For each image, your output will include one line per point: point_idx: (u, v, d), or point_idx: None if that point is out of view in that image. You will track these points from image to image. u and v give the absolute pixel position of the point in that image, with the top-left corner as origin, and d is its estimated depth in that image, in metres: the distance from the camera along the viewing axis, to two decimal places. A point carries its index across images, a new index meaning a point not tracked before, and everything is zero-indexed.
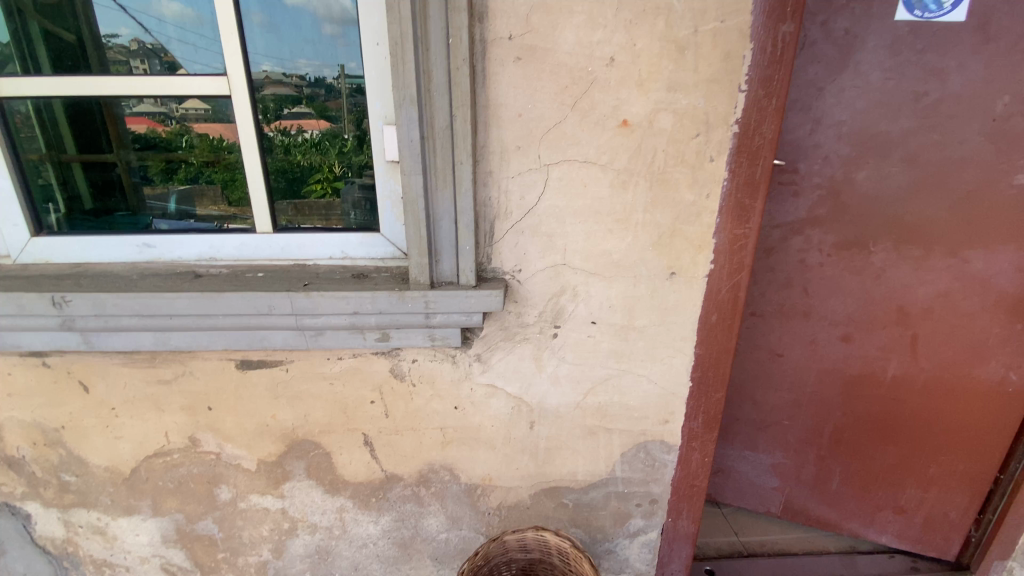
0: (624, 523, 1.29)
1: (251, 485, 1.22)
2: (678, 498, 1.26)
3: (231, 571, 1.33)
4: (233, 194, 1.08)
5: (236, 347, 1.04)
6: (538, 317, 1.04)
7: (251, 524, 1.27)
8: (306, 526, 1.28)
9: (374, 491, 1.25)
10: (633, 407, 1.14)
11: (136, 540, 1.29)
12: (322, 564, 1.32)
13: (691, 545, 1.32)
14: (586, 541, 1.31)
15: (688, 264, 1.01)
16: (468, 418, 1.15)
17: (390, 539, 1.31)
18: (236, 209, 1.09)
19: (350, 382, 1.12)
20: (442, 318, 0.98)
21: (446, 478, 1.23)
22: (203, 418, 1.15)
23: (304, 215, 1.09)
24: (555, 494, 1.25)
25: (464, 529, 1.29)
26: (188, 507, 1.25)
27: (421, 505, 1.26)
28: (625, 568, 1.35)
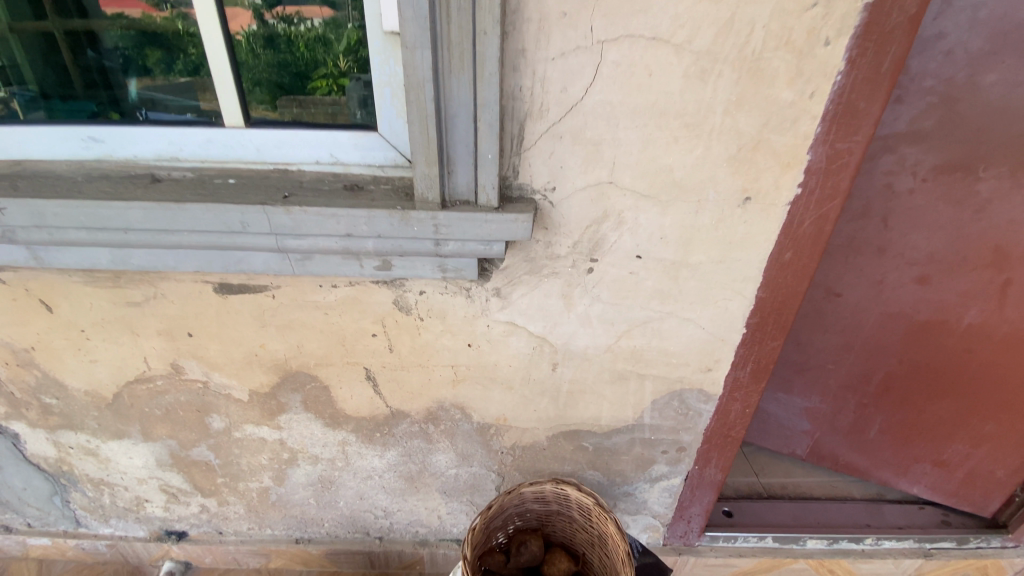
0: (646, 468, 1.19)
1: (245, 415, 1.13)
2: (709, 447, 1.14)
3: (233, 493, 1.29)
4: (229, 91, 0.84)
5: (210, 270, 0.87)
6: (571, 248, 0.85)
7: (249, 452, 1.20)
8: (307, 456, 1.21)
9: (378, 426, 1.14)
10: (672, 352, 0.98)
11: (132, 463, 1.22)
12: (326, 491, 1.29)
13: (715, 492, 1.23)
14: (603, 484, 1.23)
15: (769, 184, 0.79)
16: (483, 357, 1.00)
17: (396, 473, 1.24)
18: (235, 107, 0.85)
19: (348, 313, 0.96)
20: (454, 246, 0.79)
21: (456, 417, 1.11)
22: (184, 345, 1.02)
23: (283, 110, 0.86)
24: (575, 437, 1.13)
25: (475, 466, 1.21)
26: (180, 434, 1.16)
27: (429, 443, 1.17)
28: (641, 510, 1.28)
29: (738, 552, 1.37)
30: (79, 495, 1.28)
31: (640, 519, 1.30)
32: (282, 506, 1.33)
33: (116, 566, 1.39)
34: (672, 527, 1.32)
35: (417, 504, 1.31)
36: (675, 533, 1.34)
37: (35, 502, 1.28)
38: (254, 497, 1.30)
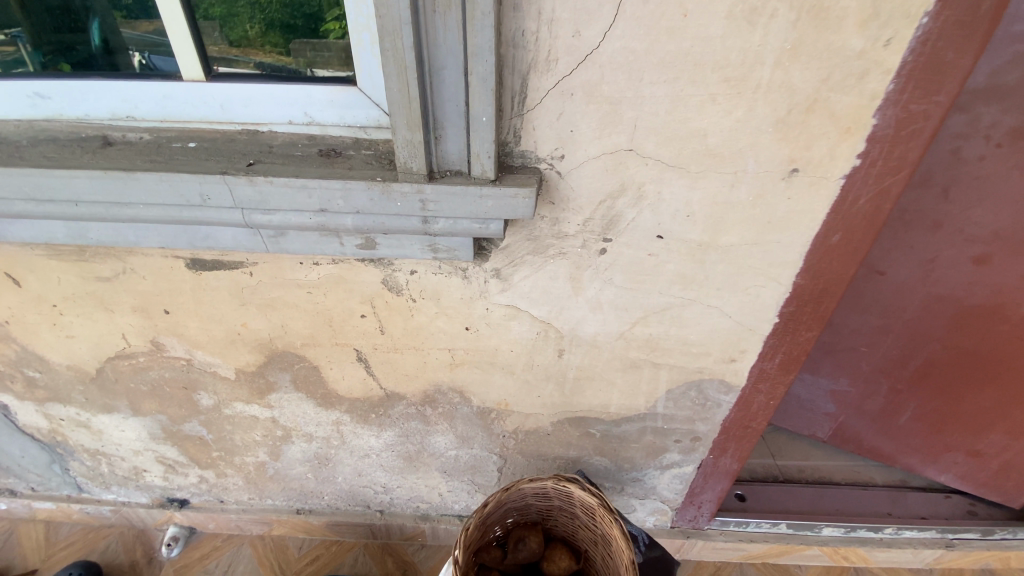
0: (657, 456, 1.11)
1: (234, 393, 1.07)
2: (726, 437, 1.06)
3: (230, 466, 1.26)
4: (232, 33, 0.71)
5: (175, 246, 0.78)
6: (582, 226, 0.74)
7: (242, 428, 1.15)
8: (301, 434, 1.16)
9: (373, 406, 1.08)
10: (692, 341, 0.88)
11: (126, 435, 1.17)
12: (323, 467, 1.25)
13: (729, 481, 1.16)
14: (611, 470, 1.16)
15: (821, 153, 0.66)
16: (482, 341, 0.91)
17: (394, 452, 1.19)
18: (237, 52, 0.73)
19: (333, 292, 0.87)
20: (443, 224, 0.69)
21: (455, 400, 1.04)
22: (162, 323, 0.95)
23: (271, 55, 0.73)
24: (581, 424, 1.05)
25: (475, 448, 1.14)
26: (170, 410, 1.11)
27: (427, 424, 1.10)
28: (649, 495, 1.22)
29: (749, 536, 1.30)
30: (78, 463, 1.25)
31: (648, 503, 1.24)
32: (280, 479, 1.30)
33: (122, 529, 1.39)
34: (681, 511, 1.26)
35: (417, 482, 1.27)
36: (683, 517, 1.27)
37: (36, 469, 1.26)
38: (251, 470, 1.27)
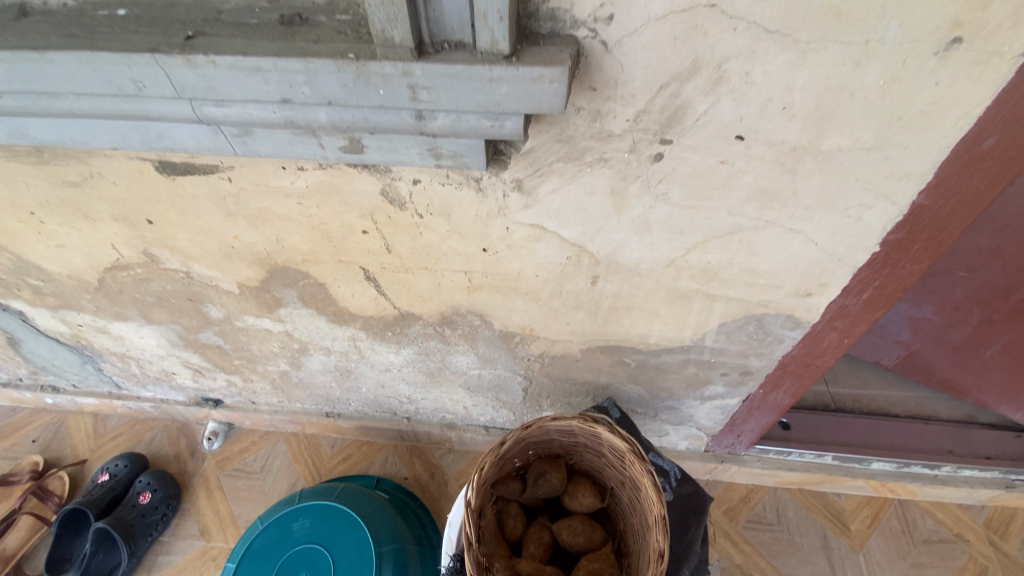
0: (699, 388, 0.98)
1: (239, 307, 0.97)
2: (783, 374, 0.93)
3: (254, 372, 1.20)
4: None
5: (131, 147, 0.65)
6: (632, 124, 0.55)
7: (258, 340, 1.06)
8: (318, 348, 1.05)
9: (389, 325, 0.94)
10: (761, 272, 0.72)
11: (146, 343, 1.15)
12: (347, 377, 1.15)
13: (776, 415, 1.05)
14: (644, 397, 1.03)
15: (1003, 13, 0.44)
16: (502, 265, 0.76)
17: (415, 368, 1.06)
18: None
19: (327, 203, 0.72)
20: (442, 120, 0.52)
21: (476, 324, 0.90)
22: (148, 234, 0.85)
23: None
24: (615, 354, 0.91)
25: (499, 369, 1.01)
26: (181, 321, 1.04)
27: (446, 344, 0.96)
28: (684, 422, 1.10)
29: (788, 465, 1.22)
30: (109, 364, 1.26)
31: (683, 430, 1.14)
32: (305, 386, 1.23)
33: (166, 423, 1.45)
34: (717, 438, 1.16)
35: (442, 394, 1.16)
36: (719, 443, 1.18)
37: (71, 369, 1.30)
38: (276, 378, 1.20)
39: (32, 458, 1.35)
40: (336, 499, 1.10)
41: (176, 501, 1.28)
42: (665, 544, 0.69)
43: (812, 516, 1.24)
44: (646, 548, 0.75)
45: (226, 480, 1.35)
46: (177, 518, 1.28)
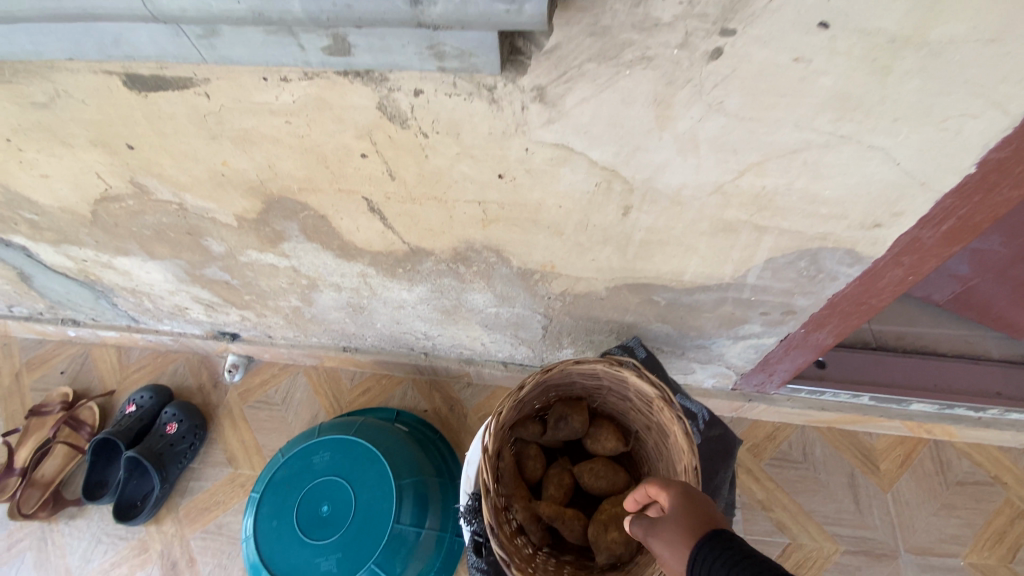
0: (733, 327, 0.90)
1: (241, 240, 0.89)
2: (829, 313, 0.84)
3: (266, 308, 1.14)
4: None
5: (87, 58, 0.56)
6: (685, 9, 0.43)
7: (265, 275, 0.99)
8: (328, 285, 0.98)
9: (398, 262, 0.85)
10: (823, 200, 0.62)
11: (153, 278, 1.10)
12: (360, 313, 1.07)
13: (816, 355, 0.97)
14: (673, 337, 0.96)
15: None
16: (521, 194, 0.66)
17: (430, 305, 0.99)
18: None
19: (318, 121, 0.62)
20: (443, 6, 0.41)
21: (492, 261, 0.81)
22: (132, 161, 0.77)
23: None
24: (643, 292, 0.83)
25: (517, 308, 0.94)
26: (184, 256, 0.99)
27: (461, 282, 0.88)
28: (714, 361, 1.03)
29: (821, 405, 1.17)
30: (122, 299, 1.24)
31: (711, 367, 1.07)
32: (319, 321, 1.16)
33: (187, 355, 1.44)
34: (747, 377, 1.09)
35: (460, 331, 1.09)
36: (749, 382, 1.11)
37: (87, 303, 1.28)
38: (288, 313, 1.13)
39: (62, 389, 1.38)
40: (355, 433, 1.09)
41: (202, 431, 1.30)
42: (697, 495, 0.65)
43: (839, 455, 1.20)
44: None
45: (250, 411, 1.35)
46: (205, 446, 1.30)
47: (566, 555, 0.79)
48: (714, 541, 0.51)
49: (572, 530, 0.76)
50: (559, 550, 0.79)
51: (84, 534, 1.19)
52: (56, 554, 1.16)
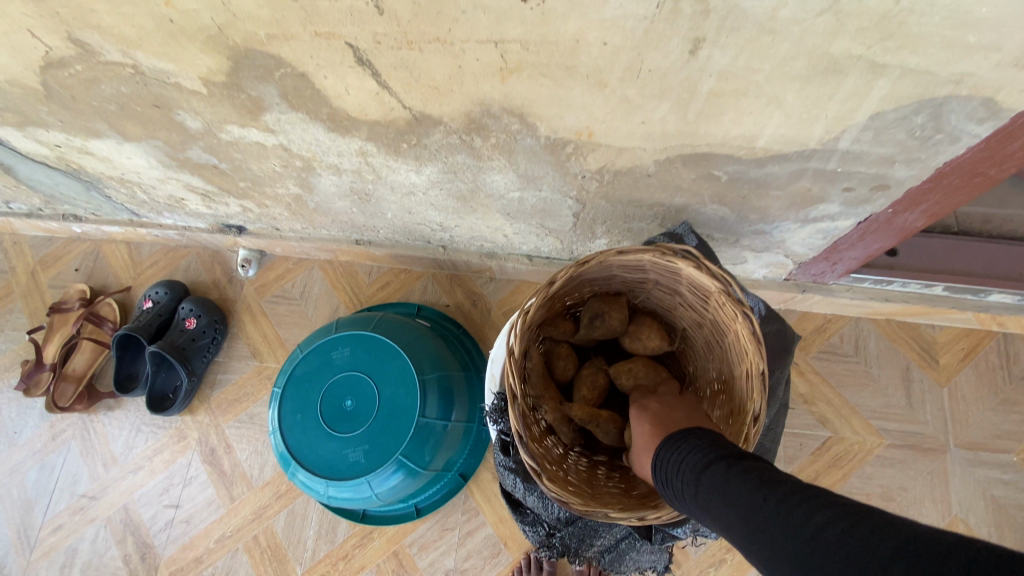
0: (804, 208, 0.76)
1: (217, 112, 0.75)
2: (930, 188, 0.69)
3: (266, 198, 1.02)
4: None
5: None
6: None
7: (254, 157, 0.86)
8: (325, 167, 0.84)
9: (401, 134, 0.71)
10: (977, 21, 0.44)
11: (137, 164, 0.98)
12: (368, 202, 0.95)
13: (896, 239, 0.83)
14: (728, 221, 0.82)
15: None
16: (552, 28, 0.50)
17: (443, 190, 0.85)
18: None
19: None
20: None
21: (514, 130, 0.66)
22: (63, 9, 0.60)
23: None
24: (701, 165, 0.67)
25: (544, 192, 0.80)
26: (161, 135, 0.85)
27: (477, 160, 0.74)
28: (771, 248, 0.90)
29: (884, 296, 1.04)
30: (115, 191, 1.14)
31: (765, 257, 0.94)
32: (326, 212, 1.04)
33: (198, 249, 1.37)
34: (805, 266, 0.96)
35: (478, 221, 0.96)
36: (806, 272, 0.99)
37: (81, 197, 1.19)
38: (290, 203, 1.02)
39: (78, 287, 1.36)
40: (374, 328, 1.03)
41: (223, 326, 1.27)
42: (763, 403, 0.59)
43: (895, 348, 1.10)
44: (736, 399, 0.67)
45: (268, 305, 1.30)
46: (227, 341, 1.28)
47: (599, 456, 0.75)
48: (667, 444, 0.59)
49: (609, 434, 0.71)
50: (592, 450, 0.76)
51: (124, 424, 1.23)
52: (100, 442, 1.22)
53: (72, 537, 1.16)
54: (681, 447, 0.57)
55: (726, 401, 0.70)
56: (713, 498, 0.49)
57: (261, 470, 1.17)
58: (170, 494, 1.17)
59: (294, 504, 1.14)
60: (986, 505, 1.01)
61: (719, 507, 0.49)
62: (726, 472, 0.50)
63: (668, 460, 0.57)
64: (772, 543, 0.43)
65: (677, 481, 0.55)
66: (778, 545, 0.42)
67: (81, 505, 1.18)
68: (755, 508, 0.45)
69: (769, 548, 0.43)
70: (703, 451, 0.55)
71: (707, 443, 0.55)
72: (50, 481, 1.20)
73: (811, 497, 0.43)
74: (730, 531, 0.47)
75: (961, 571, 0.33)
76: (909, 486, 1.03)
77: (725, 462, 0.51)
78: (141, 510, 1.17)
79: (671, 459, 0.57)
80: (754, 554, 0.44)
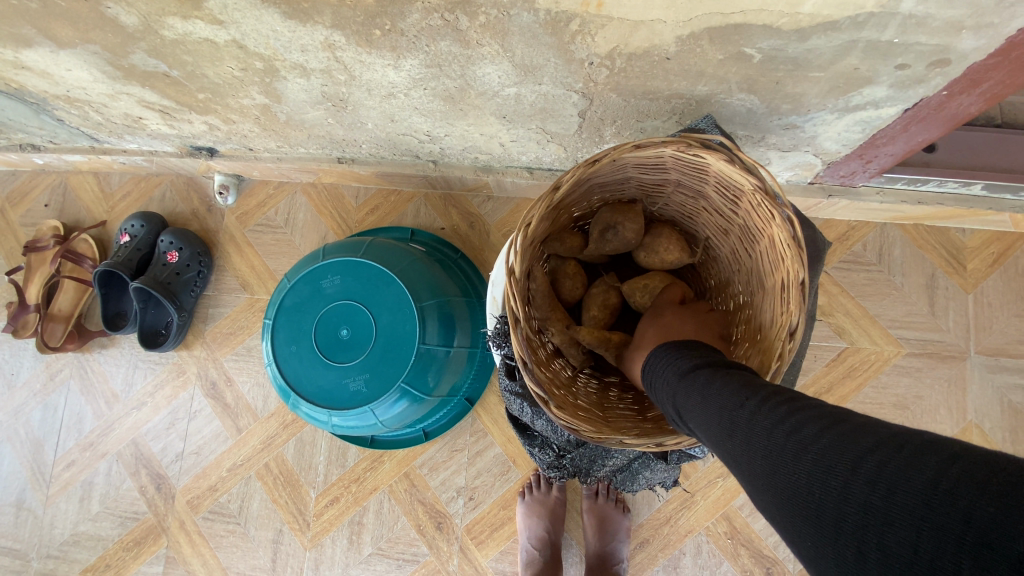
0: (846, 93, 0.65)
1: (151, 1, 0.62)
2: (999, 62, 0.58)
3: (231, 111, 0.90)
4: None
5: None
6: None
7: (207, 59, 0.74)
8: (289, 67, 0.72)
9: (372, 16, 0.59)
10: None
11: (79, 77, 0.85)
12: (344, 110, 0.84)
13: (945, 130, 0.72)
14: (755, 114, 0.72)
15: None
16: None
17: (428, 90, 0.74)
18: None
19: None
20: None
21: (507, 2, 0.54)
22: None
23: None
24: (732, 40, 0.57)
25: (544, 86, 0.69)
26: (97, 37, 0.73)
27: (465, 48, 0.63)
28: (800, 147, 0.80)
29: (917, 198, 0.96)
30: (67, 113, 1.02)
31: (791, 158, 0.84)
32: (299, 125, 0.93)
33: (171, 177, 1.26)
34: (835, 166, 0.87)
35: (470, 128, 0.86)
36: (835, 174, 0.90)
37: (30, 122, 1.06)
38: (259, 116, 0.91)
39: (51, 223, 1.27)
40: (364, 254, 0.96)
41: (208, 258, 1.20)
42: (801, 314, 0.54)
43: (921, 254, 1.04)
44: (762, 309, 0.63)
45: (252, 234, 1.22)
46: (214, 274, 1.22)
47: (610, 377, 0.72)
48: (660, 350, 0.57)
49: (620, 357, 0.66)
50: (602, 371, 0.72)
51: (120, 361, 1.20)
52: (99, 380, 1.20)
53: (86, 472, 1.18)
54: (662, 354, 0.56)
55: (751, 314, 0.65)
56: (693, 401, 0.49)
57: (265, 402, 1.15)
58: (177, 428, 1.17)
59: (302, 432, 1.14)
60: (1003, 410, 0.99)
61: (699, 412, 0.47)
62: (709, 379, 0.49)
63: (655, 367, 0.56)
64: (745, 439, 0.41)
65: (660, 386, 0.55)
66: (752, 443, 0.41)
67: (90, 441, 1.18)
68: (732, 410, 0.44)
69: (740, 447, 0.42)
70: (686, 357, 0.53)
71: (695, 351, 0.54)
72: (56, 420, 1.20)
73: (788, 399, 0.41)
74: (708, 436, 0.46)
75: (939, 462, 0.31)
76: (925, 395, 1.00)
77: (705, 369, 0.50)
78: (151, 444, 1.17)
79: (653, 363, 0.57)
80: (727, 453, 0.43)
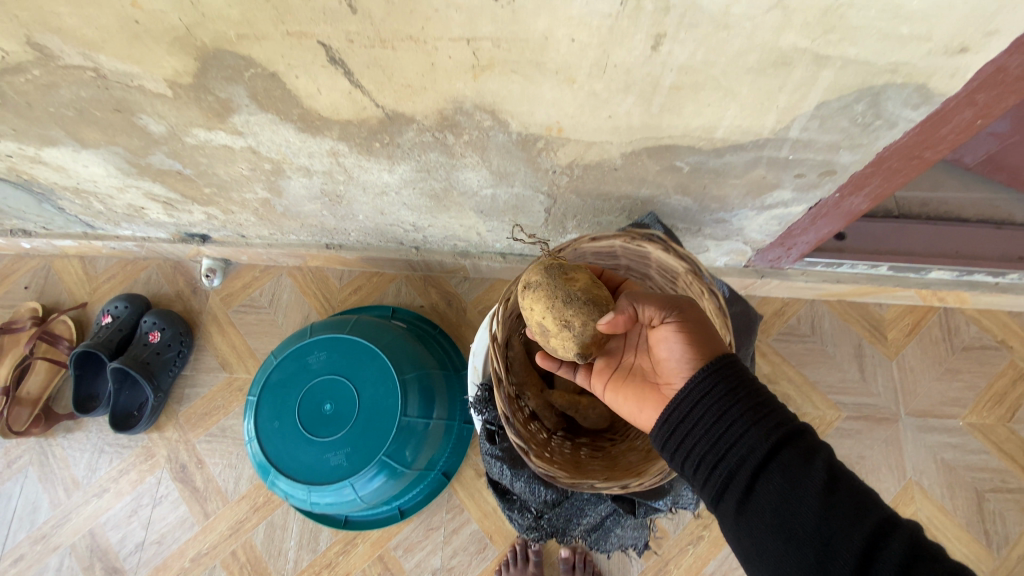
0: (761, 195, 0.81)
1: (181, 116, 0.73)
2: (873, 172, 0.74)
3: (232, 203, 1.00)
4: None
5: None
6: None
7: (221, 161, 0.84)
8: (295, 168, 0.83)
9: (374, 133, 0.71)
10: (909, 13, 0.48)
11: (93, 172, 0.94)
12: (338, 204, 0.95)
13: (845, 222, 0.88)
14: (691, 210, 0.86)
15: None
16: (521, 24, 0.51)
17: (416, 190, 0.86)
18: None
19: None
20: None
21: (486, 126, 0.68)
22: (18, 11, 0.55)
23: None
24: (665, 156, 0.71)
25: (516, 187, 0.82)
26: (122, 141, 0.82)
27: (451, 157, 0.75)
28: (731, 236, 0.95)
29: (836, 277, 1.11)
30: (69, 202, 1.08)
31: (726, 245, 0.99)
32: (294, 216, 1.03)
33: (159, 261, 1.32)
34: (763, 252, 1.02)
35: (451, 220, 0.98)
36: (764, 258, 1.04)
37: (30, 210, 1.12)
38: (259, 208, 1.00)
39: (29, 305, 1.29)
40: (351, 331, 1.02)
41: (189, 338, 1.23)
42: None
43: (847, 326, 1.18)
44: None
45: (235, 314, 1.27)
46: (193, 354, 1.24)
47: (581, 438, 0.79)
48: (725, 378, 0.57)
49: (547, 345, 0.70)
50: (574, 434, 0.79)
51: (85, 446, 1.17)
52: (60, 467, 1.16)
53: (34, 568, 1.10)
54: (733, 414, 0.55)
55: None
56: (807, 496, 0.49)
57: (236, 483, 1.14)
58: (139, 516, 1.13)
59: (273, 515, 1.11)
60: (938, 467, 1.09)
61: (789, 508, 0.50)
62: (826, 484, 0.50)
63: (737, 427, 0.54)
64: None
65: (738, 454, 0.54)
66: None
67: (43, 533, 1.12)
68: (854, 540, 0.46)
69: None
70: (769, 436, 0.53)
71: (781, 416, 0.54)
72: (8, 510, 1.14)
73: (937, 561, 0.43)
74: (786, 527, 0.49)
75: None
76: (867, 454, 1.10)
77: (802, 460, 0.51)
78: (109, 533, 1.12)
79: (714, 420, 0.55)
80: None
